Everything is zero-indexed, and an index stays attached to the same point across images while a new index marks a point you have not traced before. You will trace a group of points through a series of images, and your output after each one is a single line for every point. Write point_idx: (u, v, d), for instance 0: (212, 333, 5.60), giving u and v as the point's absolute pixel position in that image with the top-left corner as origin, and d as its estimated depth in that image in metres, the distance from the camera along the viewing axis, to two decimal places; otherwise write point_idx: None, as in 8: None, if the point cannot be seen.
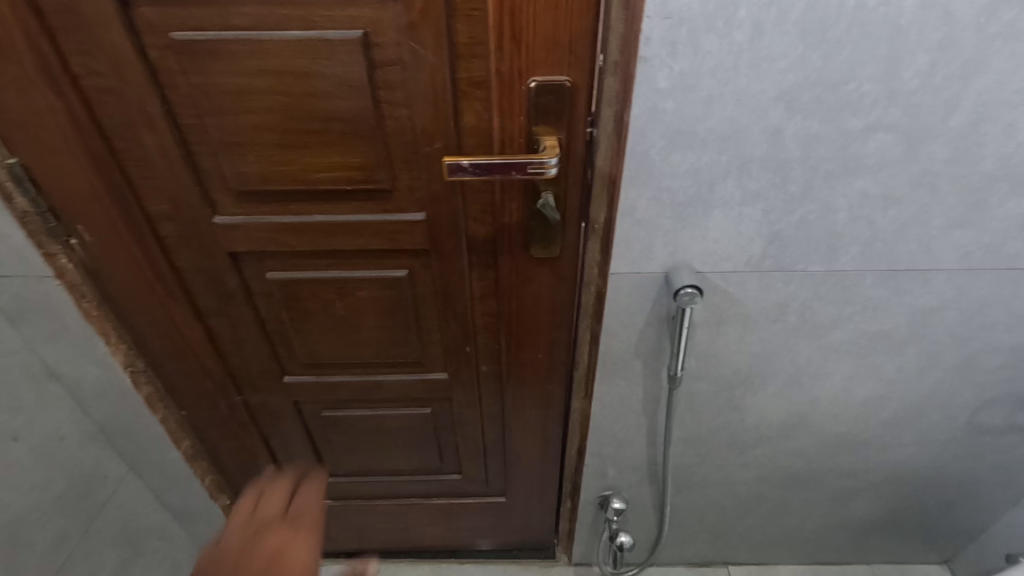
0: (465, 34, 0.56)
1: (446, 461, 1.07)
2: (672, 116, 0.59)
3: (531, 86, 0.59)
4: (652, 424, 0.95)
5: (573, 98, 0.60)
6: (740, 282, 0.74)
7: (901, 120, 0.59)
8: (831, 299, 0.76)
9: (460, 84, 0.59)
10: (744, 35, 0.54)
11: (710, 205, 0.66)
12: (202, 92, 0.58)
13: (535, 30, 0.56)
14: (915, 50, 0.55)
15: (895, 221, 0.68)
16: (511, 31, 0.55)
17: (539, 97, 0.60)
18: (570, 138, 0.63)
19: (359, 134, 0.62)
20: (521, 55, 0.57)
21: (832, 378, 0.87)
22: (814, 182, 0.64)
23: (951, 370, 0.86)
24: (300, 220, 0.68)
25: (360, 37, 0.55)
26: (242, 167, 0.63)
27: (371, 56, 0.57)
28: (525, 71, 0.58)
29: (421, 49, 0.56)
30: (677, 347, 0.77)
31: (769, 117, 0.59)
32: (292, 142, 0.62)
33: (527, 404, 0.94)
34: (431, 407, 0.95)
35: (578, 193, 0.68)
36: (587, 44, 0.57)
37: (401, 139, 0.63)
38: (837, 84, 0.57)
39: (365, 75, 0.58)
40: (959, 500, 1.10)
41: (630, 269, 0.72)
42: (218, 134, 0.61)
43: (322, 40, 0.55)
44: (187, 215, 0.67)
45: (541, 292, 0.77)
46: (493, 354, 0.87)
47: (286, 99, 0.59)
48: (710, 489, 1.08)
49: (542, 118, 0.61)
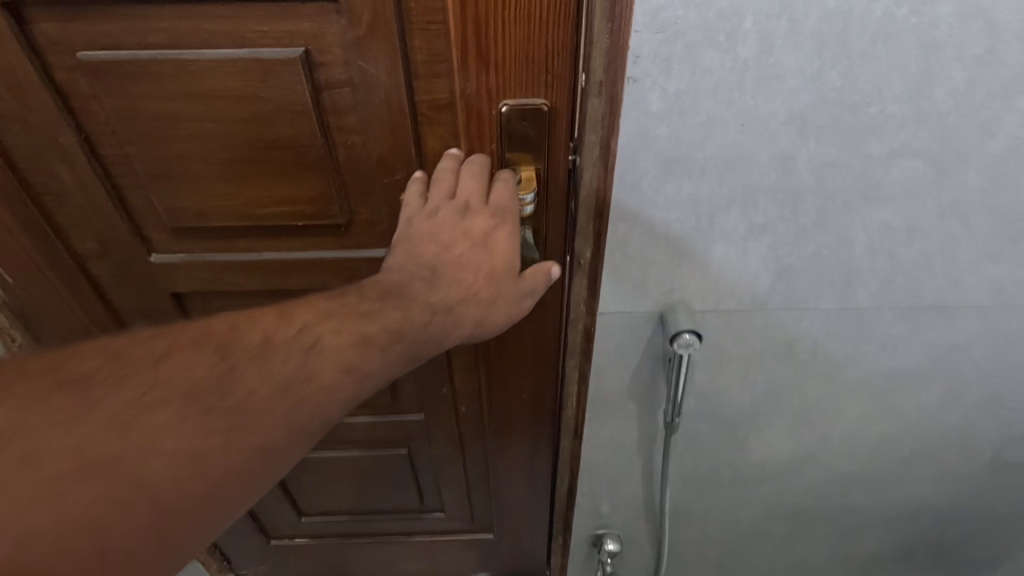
0: (424, 50, 0.49)
1: (428, 499, 1.01)
2: (666, 142, 0.51)
3: (502, 110, 0.52)
4: (647, 464, 0.87)
5: (551, 122, 0.53)
6: (744, 320, 0.66)
7: (930, 144, 0.52)
8: (846, 336, 0.69)
9: (421, 106, 0.52)
10: (750, 51, 0.46)
11: (711, 239, 0.58)
12: (122, 118, 0.50)
13: (505, 46, 0.48)
14: (950, 65, 0.47)
15: (920, 254, 0.60)
16: (477, 47, 0.48)
17: (512, 122, 0.53)
18: (550, 166, 0.56)
19: (309, 165, 0.54)
20: (490, 74, 0.50)
21: (845, 416, 0.80)
22: (829, 213, 0.56)
23: (974, 407, 0.79)
24: (248, 258, 0.61)
25: (301, 56, 0.48)
26: (177, 202, 0.56)
27: (316, 75, 0.49)
28: (495, 92, 0.51)
29: (373, 68, 0.49)
30: (674, 390, 0.70)
31: (778, 143, 0.51)
32: (233, 175, 0.54)
33: (510, 443, 0.88)
34: (407, 448, 0.90)
35: (561, 225, 0.61)
36: (566, 61, 0.50)
37: (357, 168, 0.56)
38: (858, 105, 0.49)
39: (310, 99, 0.50)
40: (977, 535, 1.03)
41: (620, 308, 0.65)
42: (146, 165, 0.53)
43: (256, 59, 0.47)
44: (122, 253, 0.60)
45: (522, 330, 0.71)
46: (472, 395, 0.82)
47: (220, 127, 0.51)
48: (710, 526, 1.01)
49: (516, 144, 0.54)
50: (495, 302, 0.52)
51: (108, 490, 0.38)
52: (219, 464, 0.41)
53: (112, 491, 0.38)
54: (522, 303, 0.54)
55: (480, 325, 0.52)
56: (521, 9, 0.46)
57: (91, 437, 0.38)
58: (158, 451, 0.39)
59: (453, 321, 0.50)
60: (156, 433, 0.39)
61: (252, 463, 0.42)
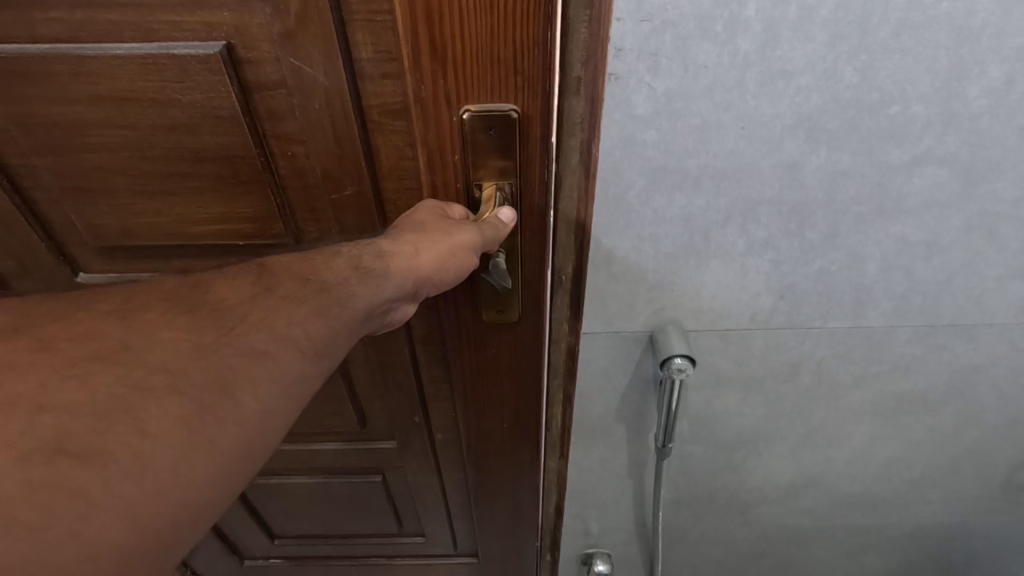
0: (370, 44, 0.45)
1: (406, 525, 1.03)
2: (654, 149, 0.44)
3: (464, 116, 0.44)
4: (639, 487, 0.81)
5: (524, 133, 0.45)
6: (743, 341, 0.60)
7: (958, 150, 0.45)
8: (854, 357, 0.62)
9: (371, 109, 0.49)
10: (751, 43, 0.39)
11: (706, 256, 0.52)
12: (40, 133, 0.51)
13: (465, 40, 0.41)
14: (986, 59, 0.40)
15: (941, 271, 0.54)
16: (430, 40, 0.41)
17: (475, 131, 0.45)
18: (526, 186, 0.48)
19: (238, 177, 0.53)
20: (449, 75, 0.43)
21: (851, 438, 0.74)
22: (840, 227, 0.50)
23: (992, 429, 0.73)
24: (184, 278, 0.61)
25: (221, 51, 0.45)
26: (99, 216, 0.57)
27: (244, 74, 0.47)
28: (456, 96, 0.44)
29: (307, 67, 0.46)
30: (665, 416, 0.63)
31: (784, 149, 0.44)
32: (159, 192, 0.54)
33: (491, 477, 0.82)
34: (381, 475, 0.91)
35: (540, 250, 0.52)
36: (543, 61, 0.42)
37: (300, 182, 0.54)
38: (876, 106, 0.42)
39: (237, 103, 0.48)
40: (989, 555, 0.98)
41: (606, 328, 0.59)
42: (59, 173, 0.54)
43: (168, 57, 0.46)
44: (44, 263, 0.62)
45: (501, 360, 0.64)
46: (448, 423, 0.79)
47: (134, 136, 0.51)
48: (706, 547, 0.95)
49: (481, 158, 0.47)
50: (424, 233, 0.45)
51: (81, 393, 0.31)
52: (197, 368, 0.34)
53: (82, 394, 0.31)
54: (458, 232, 0.45)
55: (417, 251, 0.45)
56: None
57: (63, 346, 0.33)
58: (130, 356, 0.33)
59: (378, 249, 0.44)
60: (128, 334, 0.34)
61: (233, 369, 0.35)
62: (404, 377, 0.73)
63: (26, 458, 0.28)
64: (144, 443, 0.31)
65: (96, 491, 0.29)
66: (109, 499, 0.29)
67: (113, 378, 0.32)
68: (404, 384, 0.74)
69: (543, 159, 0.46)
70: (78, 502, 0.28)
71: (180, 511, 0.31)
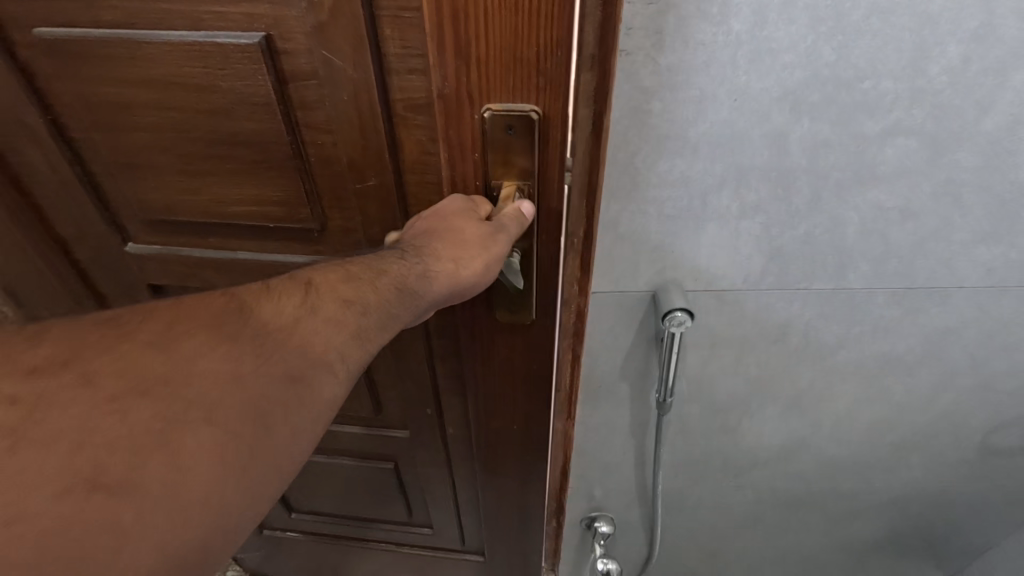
0: (398, 41, 0.49)
1: (416, 515, 1.08)
2: (658, 118, 0.51)
3: (485, 115, 0.50)
4: (641, 448, 0.87)
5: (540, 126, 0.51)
6: (737, 302, 0.66)
7: (924, 122, 0.51)
8: (838, 318, 0.69)
9: (395, 105, 0.53)
10: (742, 24, 0.45)
11: (703, 219, 0.58)
12: (100, 113, 0.57)
13: (488, 43, 0.46)
14: (945, 40, 0.46)
15: (913, 235, 0.60)
16: (458, 44, 0.47)
17: (495, 129, 0.51)
18: (541, 178, 0.54)
19: (271, 162, 0.59)
20: (473, 77, 0.49)
21: (837, 400, 0.80)
22: (823, 193, 0.56)
23: (966, 391, 0.79)
24: (222, 253, 0.68)
25: (259, 41, 0.50)
26: (148, 192, 0.63)
27: (280, 64, 0.52)
28: (478, 96, 0.50)
29: (339, 61, 0.50)
30: (666, 370, 0.69)
31: (772, 120, 0.51)
32: (201, 173, 0.61)
33: (498, 466, 0.89)
34: (394, 462, 0.97)
35: (551, 239, 0.58)
36: (557, 63, 0.47)
37: (327, 170, 0.60)
38: (851, 81, 0.48)
39: (271, 91, 0.53)
40: (968, 521, 1.04)
41: (613, 287, 0.65)
42: (116, 149, 0.60)
43: (211, 45, 0.51)
44: (99, 235, 0.69)
45: (509, 352, 0.71)
46: (460, 417, 0.85)
47: (180, 118, 0.56)
48: (703, 512, 1.01)
49: (501, 153, 0.52)
50: (462, 249, 0.51)
51: (122, 427, 0.34)
52: (233, 400, 0.38)
53: (123, 429, 0.34)
54: (495, 244, 0.51)
55: (459, 265, 0.51)
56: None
57: (101, 379, 0.35)
58: (169, 388, 0.36)
59: (423, 270, 0.50)
60: (167, 365, 0.37)
61: (266, 399, 0.39)
62: (419, 368, 0.79)
63: (69, 493, 0.32)
64: (177, 476, 0.35)
65: (130, 523, 0.33)
66: (143, 529, 0.33)
67: (153, 413, 0.35)
68: (418, 376, 0.80)
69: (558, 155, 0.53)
70: (112, 535, 0.32)
71: (211, 533, 0.36)
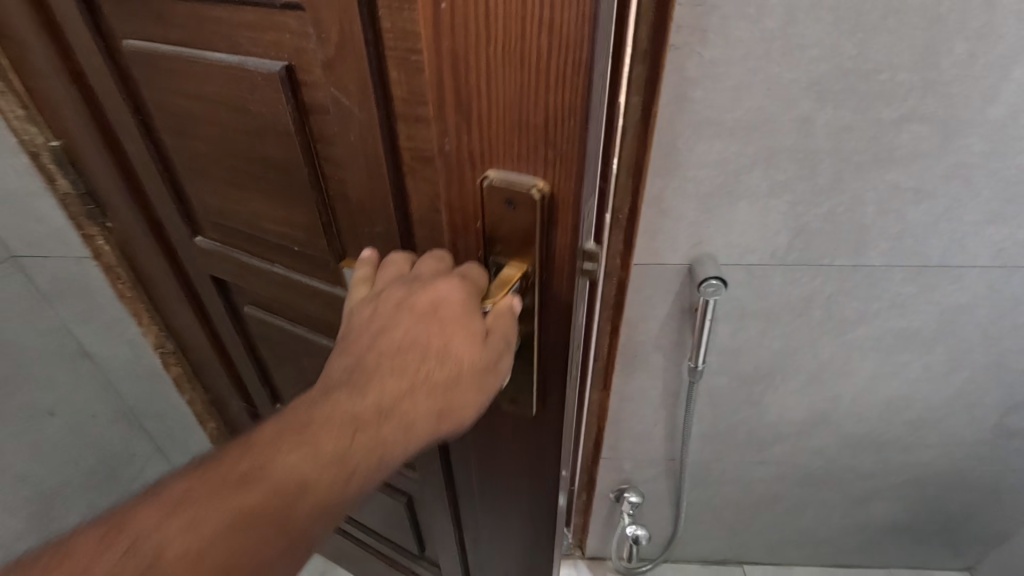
0: (404, 84, 0.40)
1: (427, 551, 1.00)
2: (699, 104, 0.59)
3: (486, 179, 0.40)
4: (671, 418, 0.94)
5: (549, 204, 0.40)
6: (765, 276, 0.73)
7: (935, 110, 0.58)
8: (857, 294, 0.75)
9: (403, 152, 0.44)
10: (776, 22, 0.53)
11: (736, 197, 0.66)
12: (166, 121, 0.57)
13: (492, 100, 0.37)
14: (953, 38, 0.54)
15: (927, 215, 0.67)
16: (456, 93, 0.37)
17: (497, 201, 0.41)
18: (550, 264, 0.44)
19: (294, 189, 0.54)
20: (477, 135, 0.39)
21: (857, 375, 0.86)
22: (844, 174, 0.63)
23: (980, 370, 0.85)
24: (262, 264, 0.65)
25: (280, 70, 0.46)
26: (209, 196, 0.62)
27: (301, 96, 0.47)
28: (481, 159, 0.40)
29: (347, 100, 0.43)
30: (699, 338, 0.77)
31: (800, 107, 0.58)
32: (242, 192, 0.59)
33: (497, 540, 0.76)
34: (400, 493, 0.89)
35: (556, 330, 0.48)
36: (575, 132, 0.36)
37: (344, 204, 0.53)
38: (870, 73, 0.56)
39: (291, 122, 0.48)
40: (984, 505, 1.08)
41: (653, 259, 0.73)
42: (183, 156, 0.60)
43: (242, 67, 0.48)
44: (176, 230, 0.69)
45: (511, 426, 0.58)
46: (467, 478, 0.71)
47: (225, 133, 0.54)
48: (727, 487, 1.07)
49: (505, 234, 0.43)
50: (414, 391, 0.41)
51: None
52: None
53: None
54: (460, 393, 0.43)
55: (443, 414, 0.42)
56: (513, 50, 0.34)
57: None
58: None
59: (396, 410, 0.41)
60: None
61: None
62: None
63: None
64: None
65: None
66: None
67: None
68: None
69: (569, 240, 0.42)
70: None
71: None
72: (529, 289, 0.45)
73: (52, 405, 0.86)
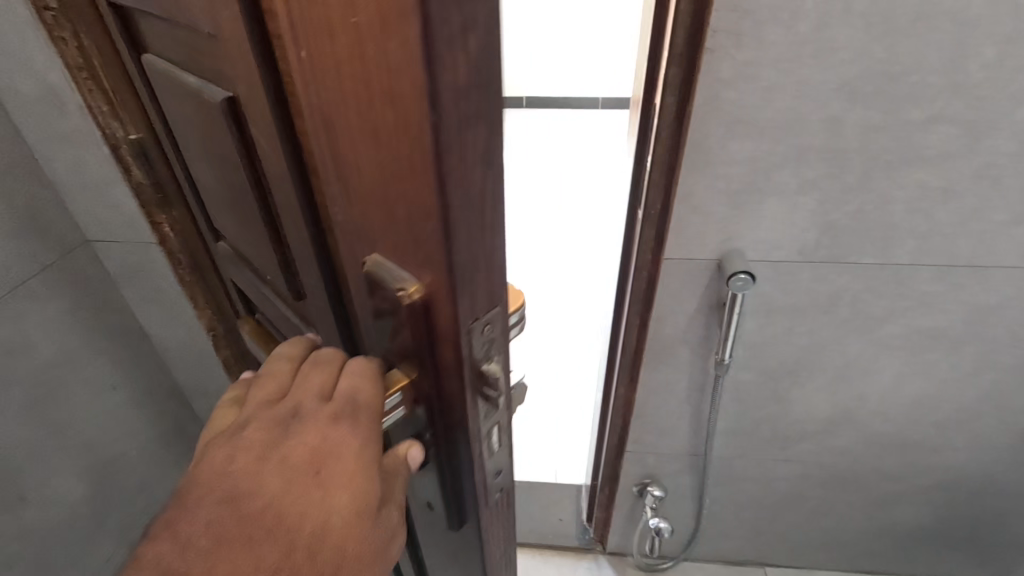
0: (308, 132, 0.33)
1: None
2: (732, 104, 0.62)
3: (365, 265, 0.35)
4: (696, 413, 0.96)
5: (426, 313, 0.33)
6: (793, 272, 0.75)
7: (964, 111, 0.61)
8: (884, 292, 0.77)
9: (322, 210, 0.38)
10: (808, 26, 0.56)
11: (766, 194, 0.68)
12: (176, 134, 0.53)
13: (360, 170, 0.31)
14: (982, 42, 0.56)
15: (955, 213, 0.68)
16: (335, 154, 0.32)
17: (381, 294, 0.35)
18: (439, 380, 0.37)
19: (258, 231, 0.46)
20: (356, 206, 0.33)
21: (883, 373, 0.87)
22: (873, 173, 0.66)
23: (1009, 372, 0.85)
24: (255, 288, 0.60)
25: (221, 102, 0.37)
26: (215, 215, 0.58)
27: (246, 133, 0.38)
28: (367, 235, 0.34)
29: (268, 145, 0.36)
30: (726, 332, 0.79)
31: (829, 107, 0.61)
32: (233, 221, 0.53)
33: None
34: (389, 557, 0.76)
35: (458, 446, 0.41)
36: (436, 234, 0.29)
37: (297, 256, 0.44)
38: (899, 75, 0.59)
39: (241, 160, 0.40)
40: (1013, 513, 1.07)
41: (683, 255, 0.75)
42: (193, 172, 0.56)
43: (202, 91, 0.39)
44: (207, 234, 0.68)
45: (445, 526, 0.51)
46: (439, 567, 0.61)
47: (205, 157, 0.47)
48: (750, 485, 1.08)
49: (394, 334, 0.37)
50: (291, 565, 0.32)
51: None
52: None
53: None
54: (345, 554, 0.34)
55: None
56: (367, 126, 0.28)
57: None
58: None
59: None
60: None
61: None
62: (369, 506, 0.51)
63: None
64: None
65: None
66: None
67: None
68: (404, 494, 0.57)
69: (458, 362, 0.35)
70: None
71: None
72: (422, 397, 0.40)
73: (114, 381, 0.92)
